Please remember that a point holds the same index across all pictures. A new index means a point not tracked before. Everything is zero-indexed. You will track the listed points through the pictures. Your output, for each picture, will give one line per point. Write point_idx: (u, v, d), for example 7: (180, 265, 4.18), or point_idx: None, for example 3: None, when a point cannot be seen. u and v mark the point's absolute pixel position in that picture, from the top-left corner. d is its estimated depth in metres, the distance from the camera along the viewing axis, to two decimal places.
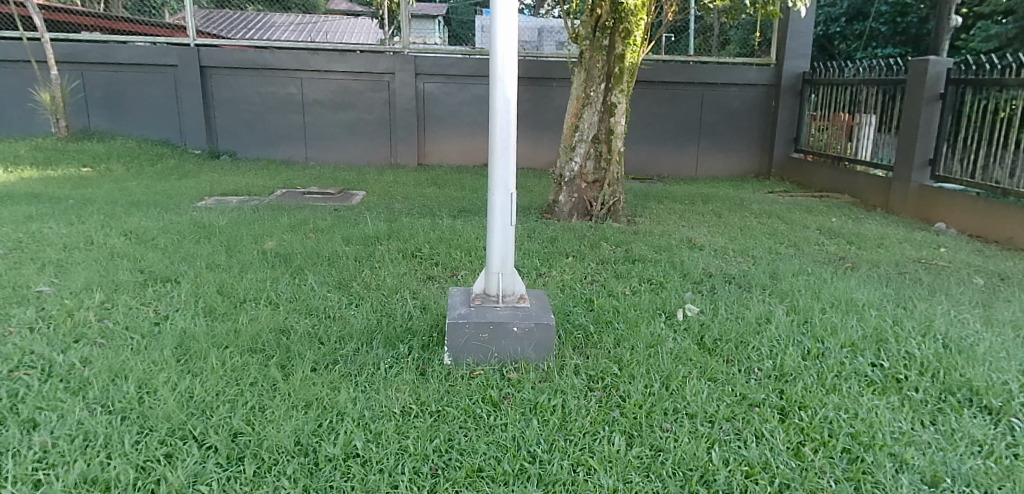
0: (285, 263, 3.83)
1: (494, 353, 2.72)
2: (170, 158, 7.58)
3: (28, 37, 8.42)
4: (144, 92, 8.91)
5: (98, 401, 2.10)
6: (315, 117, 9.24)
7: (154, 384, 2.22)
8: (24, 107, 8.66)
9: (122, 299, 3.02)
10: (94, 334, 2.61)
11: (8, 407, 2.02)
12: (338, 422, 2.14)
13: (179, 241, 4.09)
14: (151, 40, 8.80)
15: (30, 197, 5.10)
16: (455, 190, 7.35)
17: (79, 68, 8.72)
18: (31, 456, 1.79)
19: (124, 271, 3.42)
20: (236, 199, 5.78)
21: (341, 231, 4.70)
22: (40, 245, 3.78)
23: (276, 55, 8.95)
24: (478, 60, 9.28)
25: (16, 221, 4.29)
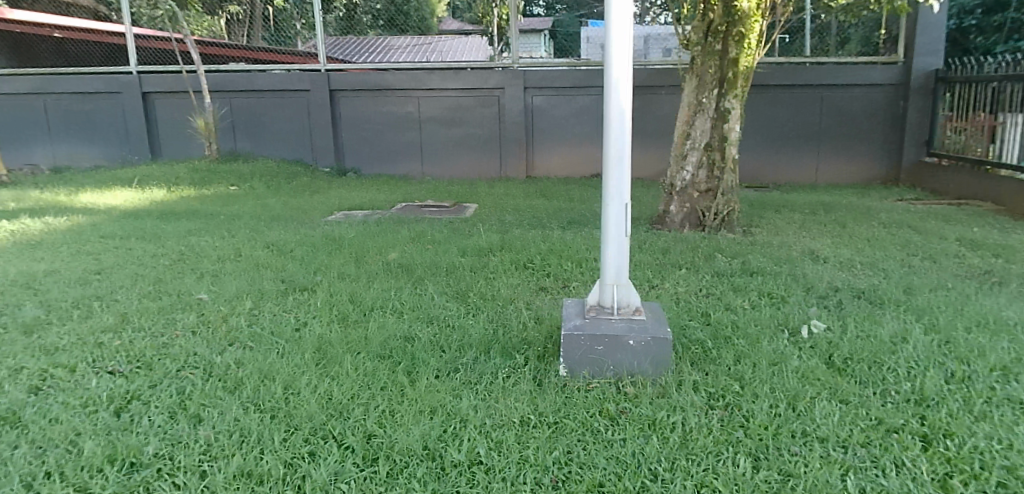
0: (407, 273, 4.03)
1: (610, 366, 2.71)
2: (302, 176, 8.16)
3: (186, 69, 9.35)
4: (278, 115, 9.68)
5: (251, 400, 2.32)
6: (430, 133, 9.63)
7: (298, 385, 2.41)
8: (182, 132, 9.63)
9: (267, 306, 3.31)
10: (245, 338, 2.89)
11: (177, 403, 2.27)
12: (461, 429, 2.22)
13: (314, 252, 4.41)
14: (286, 68, 9.56)
15: (188, 213, 5.69)
16: (564, 201, 7.41)
17: (226, 96, 9.64)
18: (198, 448, 1.99)
19: (268, 281, 3.74)
20: (361, 213, 6.15)
21: (456, 243, 4.87)
22: (198, 257, 4.21)
23: (397, 75, 9.48)
24: (585, 71, 9.30)
25: (178, 235, 4.80)
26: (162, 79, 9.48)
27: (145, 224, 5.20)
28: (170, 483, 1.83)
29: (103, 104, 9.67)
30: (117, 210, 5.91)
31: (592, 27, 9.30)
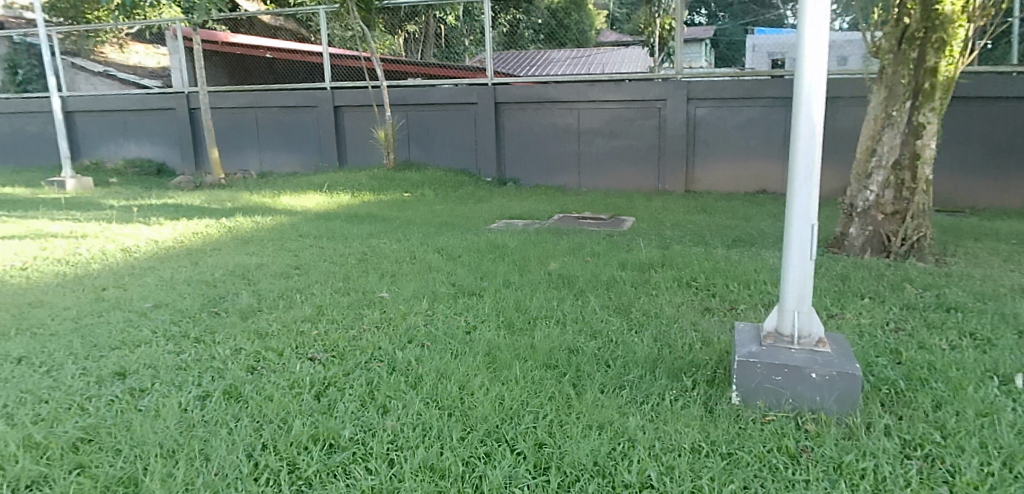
0: (569, 284, 4.06)
1: (789, 399, 2.50)
2: (467, 185, 8.56)
3: (371, 85, 10.21)
4: (448, 126, 10.24)
5: (430, 397, 2.46)
6: (590, 145, 9.65)
7: (472, 387, 2.52)
8: (366, 143, 10.54)
9: (440, 308, 3.50)
10: (422, 337, 3.07)
11: (366, 393, 2.47)
12: (630, 448, 2.17)
13: (481, 259, 4.61)
14: (455, 82, 10.06)
15: (369, 217, 6.19)
16: (727, 218, 7.08)
17: (402, 109, 10.37)
18: (386, 438, 2.14)
19: (440, 283, 3.96)
20: (522, 222, 6.31)
21: (616, 256, 4.84)
22: (379, 258, 4.57)
23: (558, 88, 9.60)
24: (750, 81, 8.80)
25: (361, 237, 5.24)
26: (351, 95, 10.42)
27: (334, 225, 5.74)
28: (363, 467, 1.99)
29: (301, 116, 10.80)
30: (310, 211, 6.58)
31: (757, 36, 8.97)
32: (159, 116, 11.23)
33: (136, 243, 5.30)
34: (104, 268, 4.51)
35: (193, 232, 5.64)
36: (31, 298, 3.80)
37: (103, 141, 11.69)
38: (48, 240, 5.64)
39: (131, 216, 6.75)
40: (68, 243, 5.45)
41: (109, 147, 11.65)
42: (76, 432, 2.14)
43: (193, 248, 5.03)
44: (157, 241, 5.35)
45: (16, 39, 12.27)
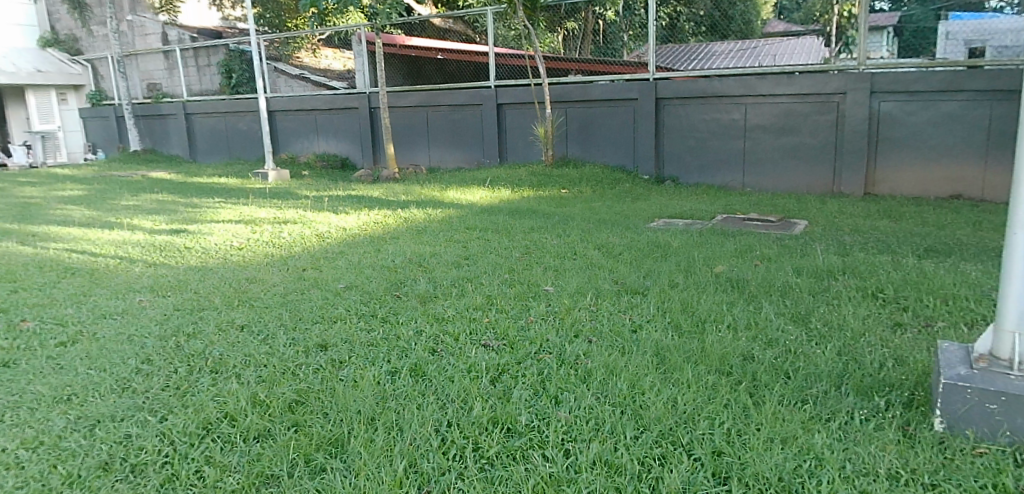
0: (738, 288, 3.89)
1: (1008, 430, 2.19)
2: (625, 182, 8.47)
3: (533, 82, 10.42)
4: (606, 123, 10.23)
5: (601, 392, 2.48)
6: (756, 142, 9.12)
7: (643, 386, 2.51)
8: (526, 140, 10.80)
9: (605, 305, 3.51)
10: (588, 332, 3.10)
11: (538, 382, 2.56)
12: (818, 467, 2.04)
13: (643, 257, 4.55)
14: (614, 78, 9.98)
15: (530, 212, 6.36)
16: (916, 225, 6.39)
17: (562, 106, 10.51)
18: (561, 428, 2.20)
19: (603, 280, 3.98)
20: (683, 222, 6.14)
21: (790, 261, 4.55)
22: (542, 252, 4.69)
23: (724, 82, 9.13)
24: (946, 72, 7.82)
25: (524, 231, 5.41)
26: (514, 93, 10.71)
27: (499, 219, 5.96)
28: (541, 454, 2.07)
29: (466, 114, 11.31)
30: (476, 205, 6.91)
31: (952, 22, 8.04)
32: (343, 115, 12.32)
33: (328, 229, 5.92)
34: (304, 251, 5.08)
35: (374, 221, 6.16)
36: (248, 276, 4.44)
37: (298, 138, 13.09)
38: (258, 225, 6.44)
39: (322, 205, 7.52)
40: (273, 228, 6.22)
41: (303, 144, 13.01)
42: (291, 395, 2.54)
43: (375, 235, 5.51)
44: (345, 228, 5.93)
45: (231, 47, 13.79)
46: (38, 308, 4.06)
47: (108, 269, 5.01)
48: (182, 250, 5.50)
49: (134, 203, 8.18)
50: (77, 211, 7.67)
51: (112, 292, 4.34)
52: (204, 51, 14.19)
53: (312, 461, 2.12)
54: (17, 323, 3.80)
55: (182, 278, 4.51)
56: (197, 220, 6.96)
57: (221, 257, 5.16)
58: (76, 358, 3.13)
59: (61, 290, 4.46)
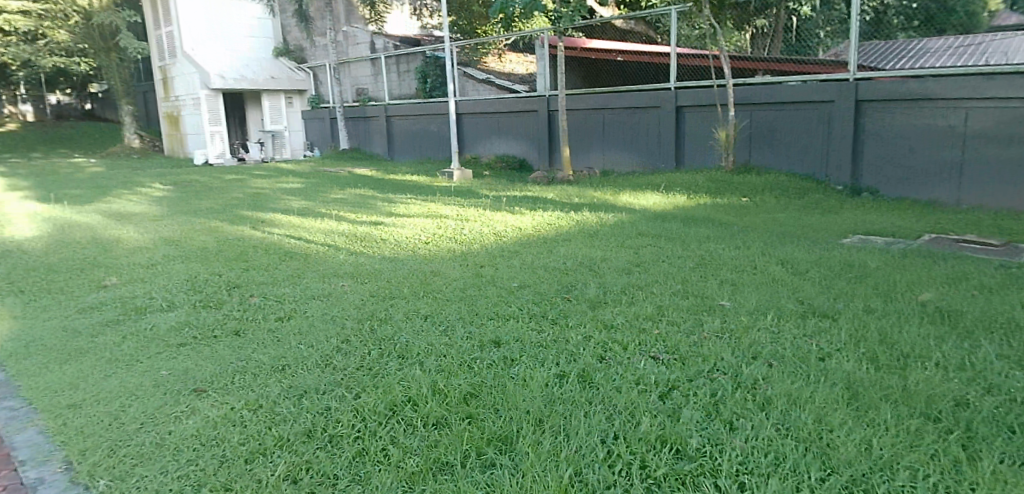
0: (948, 320, 3.42)
1: None
2: (813, 193, 7.81)
3: (716, 84, 10.00)
4: (795, 128, 9.51)
5: (783, 423, 2.33)
6: (979, 153, 7.81)
7: (832, 423, 2.31)
8: (704, 144, 10.40)
9: (788, 327, 3.27)
10: (769, 355, 2.92)
11: (712, 404, 2.47)
12: None
13: (832, 277, 4.18)
14: (804, 79, 9.31)
15: (705, 221, 6.14)
16: None
17: (746, 109, 10.00)
18: (736, 458, 2.11)
19: (786, 299, 3.72)
20: (882, 240, 5.55)
21: (1018, 293, 3.91)
22: (717, 264, 4.50)
23: (939, 82, 7.96)
24: None
25: (699, 240, 5.25)
26: (694, 94, 10.35)
27: (672, 226, 5.85)
28: (713, 483, 2.00)
29: (643, 117, 11.14)
30: (648, 210, 6.83)
31: None
32: (522, 118, 12.75)
33: (505, 229, 6.31)
34: (482, 248, 5.59)
35: (547, 223, 6.39)
36: (432, 268, 4.98)
37: (479, 139, 13.78)
38: (442, 221, 6.94)
39: (500, 205, 7.89)
40: (455, 224, 6.66)
41: (485, 145, 13.66)
42: (466, 387, 2.74)
43: (548, 237, 5.78)
44: (520, 228, 6.29)
45: (429, 54, 14.89)
46: (263, 287, 4.76)
47: (318, 254, 5.68)
48: (378, 241, 6.09)
49: (340, 196, 9.16)
50: (296, 201, 8.77)
51: (321, 276, 4.98)
52: (405, 58, 15.47)
53: (482, 454, 2.27)
54: (246, 299, 4.50)
55: (376, 267, 5.12)
56: (391, 213, 7.64)
57: (409, 250, 5.71)
58: (288, 332, 3.80)
59: (282, 271, 5.17)
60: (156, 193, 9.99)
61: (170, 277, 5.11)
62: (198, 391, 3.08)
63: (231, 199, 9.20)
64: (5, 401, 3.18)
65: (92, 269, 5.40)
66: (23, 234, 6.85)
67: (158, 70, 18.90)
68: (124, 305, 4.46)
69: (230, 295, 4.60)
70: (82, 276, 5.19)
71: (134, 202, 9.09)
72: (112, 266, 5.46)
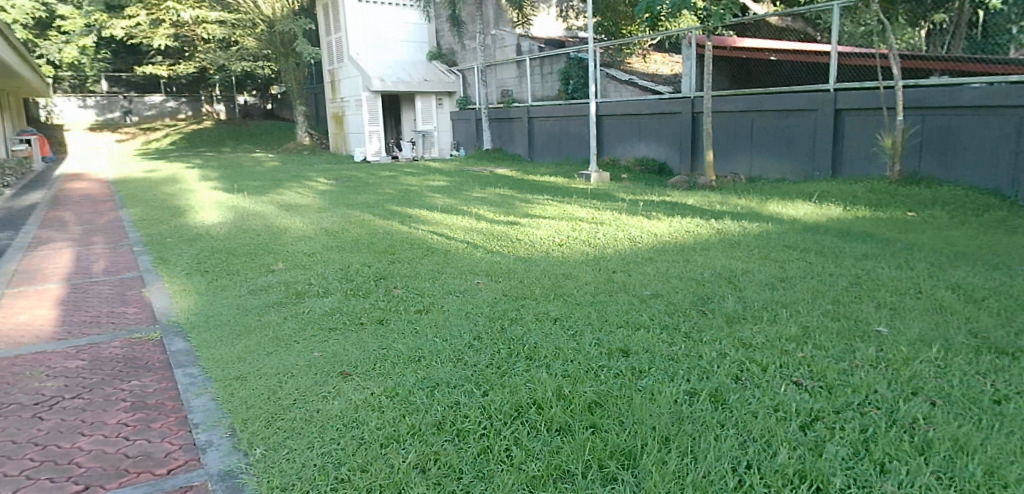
0: None
1: None
2: (998, 208, 6.89)
3: (883, 85, 9.14)
4: (978, 135, 8.41)
5: (944, 471, 2.11)
6: None
7: (1007, 477, 2.05)
8: (867, 151, 9.52)
9: (958, 362, 2.91)
10: (932, 391, 2.63)
11: (860, 441, 2.31)
12: None
13: (1015, 308, 3.66)
14: (989, 80, 8.22)
15: (863, 235, 5.63)
16: None
17: (918, 113, 9.02)
18: None
19: (956, 330, 3.31)
20: None
21: None
22: (875, 285, 4.12)
23: None
24: None
25: (854, 257, 4.83)
26: (857, 97, 9.52)
27: (823, 239, 5.44)
28: None
29: (797, 121, 10.43)
30: (798, 221, 6.39)
31: None
32: (665, 120, 12.42)
33: (641, 234, 6.23)
34: (615, 253, 5.58)
35: (686, 231, 6.21)
36: (564, 271, 5.07)
37: (619, 142, 13.64)
38: (578, 223, 6.97)
39: (636, 209, 7.75)
40: (589, 228, 6.66)
41: (625, 147, 13.48)
42: (591, 395, 2.85)
43: (685, 245, 5.64)
44: (656, 234, 6.18)
45: (572, 55, 14.91)
46: (404, 280, 5.04)
47: (457, 251, 5.92)
48: (514, 240, 6.23)
49: (481, 195, 9.46)
50: (440, 199, 9.19)
51: (458, 272, 5.20)
52: (548, 59, 15.62)
53: (605, 467, 2.32)
54: (390, 290, 4.79)
55: (511, 266, 5.27)
56: (527, 214, 7.76)
57: (544, 251, 5.80)
58: (427, 324, 4.03)
59: (423, 266, 5.45)
60: (319, 187, 10.92)
61: (327, 265, 5.57)
62: (343, 374, 3.35)
63: (383, 194, 9.84)
64: (187, 368, 3.62)
65: (263, 253, 6.03)
66: (211, 220, 7.78)
67: (327, 73, 20.63)
68: (287, 289, 4.93)
69: (377, 285, 4.94)
70: (255, 260, 5.81)
71: (301, 194, 9.99)
72: (279, 253, 6.06)
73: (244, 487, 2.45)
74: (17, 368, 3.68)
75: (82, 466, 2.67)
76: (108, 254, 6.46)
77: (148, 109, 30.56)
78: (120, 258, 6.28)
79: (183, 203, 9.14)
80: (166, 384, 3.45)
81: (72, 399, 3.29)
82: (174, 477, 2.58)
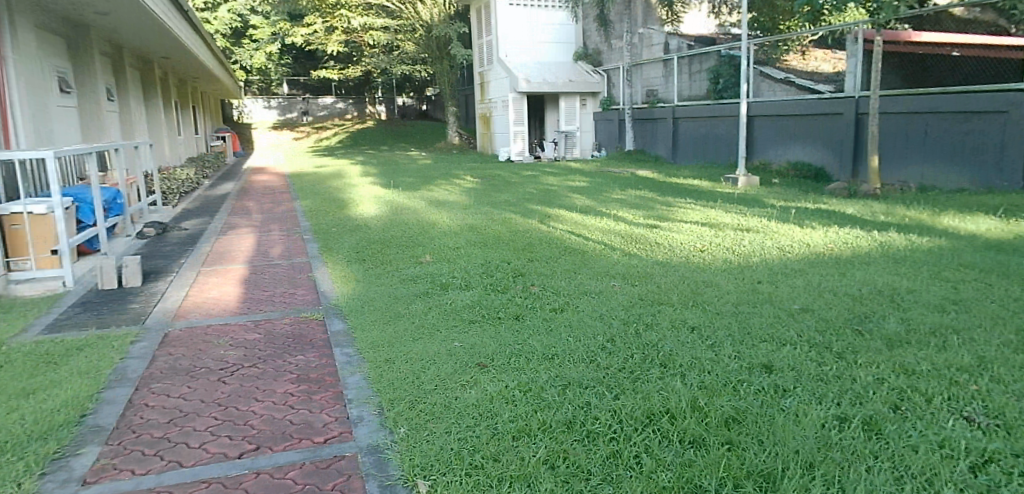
0: None
1: None
2: None
3: None
4: None
5: None
6: None
7: None
8: None
9: None
10: None
11: None
12: None
13: None
14: None
15: None
16: None
17: None
18: None
19: None
20: None
21: None
22: None
23: None
24: None
25: None
26: None
27: (1010, 259, 4.82)
28: None
29: (984, 124, 9.28)
30: (979, 237, 5.71)
31: None
32: (824, 122, 11.58)
33: (791, 244, 5.89)
34: (761, 262, 5.33)
35: (843, 242, 5.78)
36: (705, 278, 4.93)
37: (771, 144, 12.90)
38: (722, 229, 6.72)
39: (787, 217, 7.31)
40: (733, 235, 6.39)
41: (778, 150, 12.74)
42: (729, 410, 2.80)
43: (841, 258, 5.25)
44: (808, 245, 5.81)
45: (723, 53, 14.26)
46: (542, 278, 5.16)
47: (595, 252, 5.94)
48: (652, 244, 6.13)
49: (622, 196, 9.38)
50: (581, 199, 9.23)
51: (594, 273, 5.22)
52: (697, 57, 15.07)
53: (740, 486, 2.28)
54: (527, 288, 4.93)
55: (648, 270, 5.21)
56: (668, 218, 7.59)
57: (684, 256, 5.67)
58: (561, 324, 4.10)
59: (561, 265, 5.54)
60: (466, 185, 11.42)
61: (470, 260, 5.82)
62: (480, 366, 3.52)
63: (525, 194, 10.08)
64: (344, 348, 4.00)
65: (414, 246, 6.43)
66: (369, 213, 8.42)
67: (477, 75, 21.44)
68: (432, 281, 5.24)
69: (515, 282, 5.10)
70: (405, 252, 6.21)
71: (449, 191, 10.48)
72: (426, 246, 6.43)
73: (389, 463, 2.66)
74: (208, 336, 4.24)
75: (255, 428, 3.03)
76: (282, 240, 7.22)
77: (321, 110, 33.55)
78: (291, 245, 6.99)
79: (347, 197, 9.96)
80: (327, 361, 3.83)
81: (248, 368, 3.75)
82: (330, 446, 2.86)
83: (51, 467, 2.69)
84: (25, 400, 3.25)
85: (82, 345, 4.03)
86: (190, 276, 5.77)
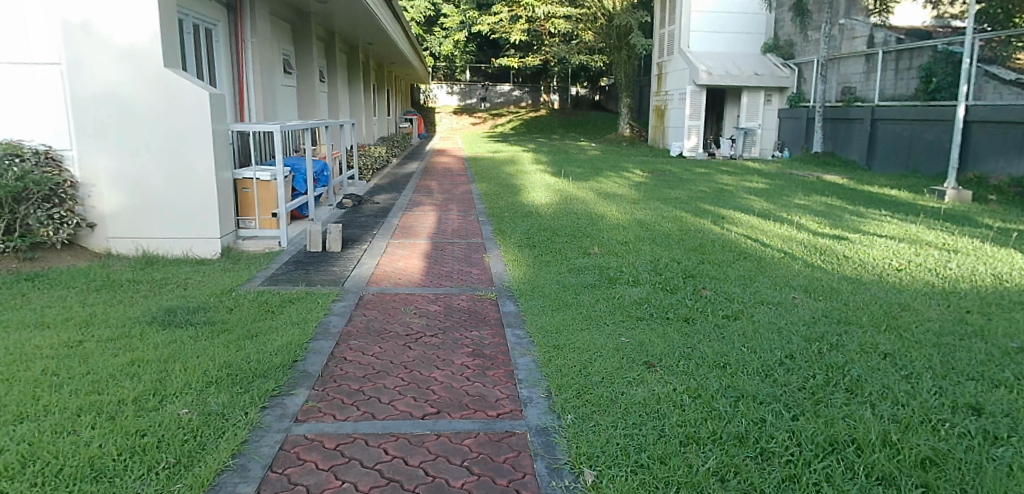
0: None
1: None
2: None
3: None
4: None
5: None
6: None
7: None
8: None
9: None
10: None
11: None
12: None
13: None
14: None
15: None
16: None
17: None
18: None
19: None
20: None
21: None
22: None
23: None
24: None
25: None
26: None
27: None
28: None
29: None
30: None
31: None
32: None
33: (1011, 271, 5.15)
34: (972, 290, 4.73)
35: None
36: (901, 301, 4.47)
37: (991, 155, 11.29)
38: (924, 247, 6.05)
39: (1008, 241, 6.38)
40: (938, 255, 5.72)
41: (1000, 162, 11.12)
42: (926, 450, 2.56)
43: None
44: None
45: (940, 48, 12.61)
46: (715, 282, 4.99)
47: (773, 260, 5.63)
48: (840, 257, 5.67)
49: (806, 202, 8.75)
50: (759, 202, 8.74)
51: (773, 283, 4.95)
52: (907, 53, 13.52)
53: None
54: (698, 290, 4.80)
55: (835, 285, 4.83)
56: (860, 230, 6.96)
57: (877, 273, 5.19)
58: (735, 332, 3.94)
59: (735, 270, 5.31)
60: (636, 179, 11.27)
61: (638, 256, 5.77)
62: (648, 365, 3.50)
63: (699, 191, 9.77)
64: (515, 329, 4.19)
65: (583, 236, 6.52)
66: (540, 200, 8.63)
67: (656, 66, 21.01)
68: (600, 273, 5.27)
69: (686, 283, 4.98)
70: (574, 242, 6.32)
71: (618, 184, 10.44)
72: (596, 238, 6.47)
73: (557, 446, 2.76)
74: (396, 303, 4.65)
75: (436, 394, 3.28)
76: (460, 220, 7.65)
77: (498, 97, 34.84)
78: (468, 225, 7.37)
79: (520, 183, 10.30)
80: (499, 339, 4.03)
81: (430, 337, 4.05)
82: (502, 421, 3.02)
83: (270, 402, 3.13)
84: (250, 341, 3.79)
85: (293, 299, 4.60)
86: (380, 246, 6.33)
